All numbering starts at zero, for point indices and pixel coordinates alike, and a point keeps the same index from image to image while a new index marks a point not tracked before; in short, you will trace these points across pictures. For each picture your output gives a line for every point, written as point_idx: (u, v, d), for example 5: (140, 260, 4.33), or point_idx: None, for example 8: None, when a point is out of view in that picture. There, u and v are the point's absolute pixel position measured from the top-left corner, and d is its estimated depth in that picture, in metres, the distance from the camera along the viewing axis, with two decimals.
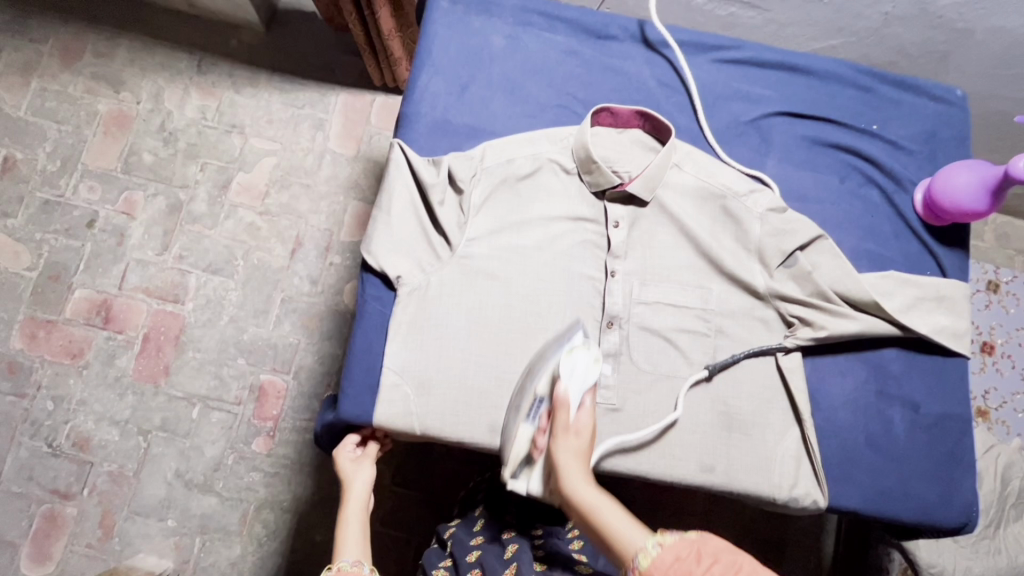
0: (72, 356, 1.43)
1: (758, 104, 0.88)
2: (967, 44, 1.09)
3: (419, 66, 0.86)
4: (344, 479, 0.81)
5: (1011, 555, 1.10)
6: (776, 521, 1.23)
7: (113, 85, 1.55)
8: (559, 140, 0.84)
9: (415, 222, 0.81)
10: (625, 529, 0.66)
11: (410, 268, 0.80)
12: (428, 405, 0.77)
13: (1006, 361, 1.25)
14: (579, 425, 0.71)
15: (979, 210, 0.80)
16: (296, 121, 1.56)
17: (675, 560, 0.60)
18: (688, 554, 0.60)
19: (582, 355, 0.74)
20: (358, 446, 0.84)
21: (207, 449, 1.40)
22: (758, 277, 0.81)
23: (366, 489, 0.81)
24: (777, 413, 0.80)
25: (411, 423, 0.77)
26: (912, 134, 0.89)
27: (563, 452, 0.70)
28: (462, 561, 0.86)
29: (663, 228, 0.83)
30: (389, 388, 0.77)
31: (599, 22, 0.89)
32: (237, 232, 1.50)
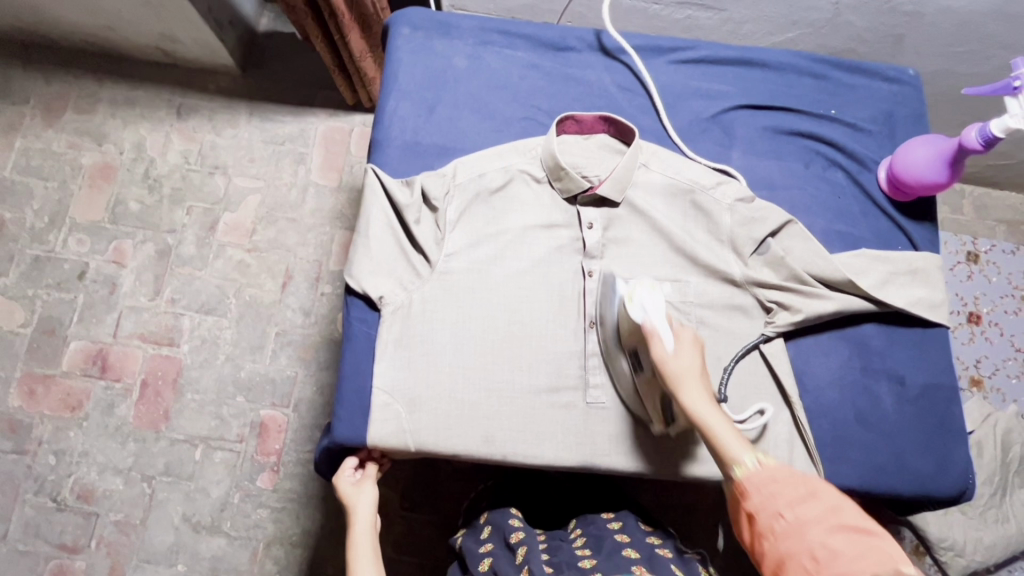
0: (72, 409, 1.43)
1: (718, 100, 0.91)
2: (919, 25, 1.13)
3: (386, 91, 0.89)
4: (348, 503, 0.80)
5: (1019, 520, 1.11)
6: None
7: (96, 138, 1.58)
8: (527, 152, 0.86)
9: (393, 241, 0.82)
10: (730, 436, 0.64)
11: (393, 288, 0.81)
12: (422, 421, 0.78)
13: (995, 329, 1.26)
14: (677, 356, 0.68)
15: (940, 181, 0.81)
16: (278, 158, 1.59)
17: (769, 480, 0.60)
18: (789, 483, 0.60)
19: (640, 292, 0.71)
20: (358, 469, 0.83)
21: (213, 490, 1.39)
22: (735, 266, 0.83)
23: (371, 511, 0.80)
24: (767, 400, 0.81)
25: (408, 439, 0.77)
26: (871, 116, 0.91)
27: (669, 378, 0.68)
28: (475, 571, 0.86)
29: (637, 227, 0.85)
30: (381, 407, 0.78)
31: (556, 35, 0.92)
32: (228, 271, 1.51)
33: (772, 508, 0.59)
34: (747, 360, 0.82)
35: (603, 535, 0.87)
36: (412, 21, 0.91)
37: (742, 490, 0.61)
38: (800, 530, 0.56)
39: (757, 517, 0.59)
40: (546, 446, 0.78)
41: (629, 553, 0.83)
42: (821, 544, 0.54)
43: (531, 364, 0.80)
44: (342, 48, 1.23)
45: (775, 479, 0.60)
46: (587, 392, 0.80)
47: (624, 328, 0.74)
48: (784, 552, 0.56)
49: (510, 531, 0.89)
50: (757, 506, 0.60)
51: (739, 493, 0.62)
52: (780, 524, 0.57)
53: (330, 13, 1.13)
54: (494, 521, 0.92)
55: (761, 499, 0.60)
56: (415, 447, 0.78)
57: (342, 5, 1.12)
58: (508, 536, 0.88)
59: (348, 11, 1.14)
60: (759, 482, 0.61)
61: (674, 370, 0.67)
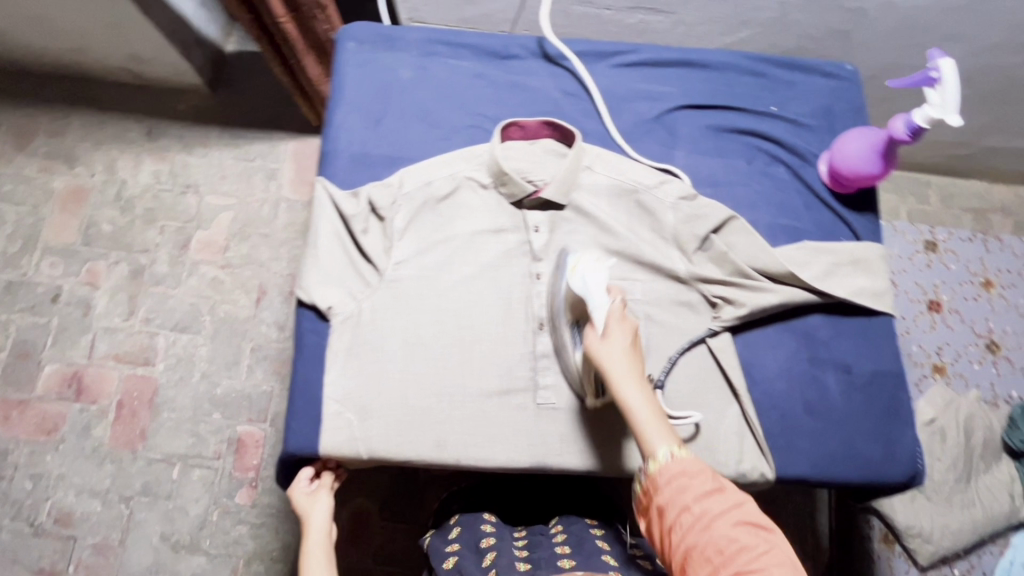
0: (47, 432, 1.43)
1: (660, 101, 0.92)
2: (863, 23, 1.13)
3: (333, 105, 0.90)
4: (303, 513, 0.81)
5: (985, 505, 1.13)
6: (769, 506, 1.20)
7: (67, 161, 1.59)
8: (473, 159, 0.87)
9: (342, 252, 0.83)
10: (651, 427, 0.69)
11: (341, 298, 0.82)
12: (373, 428, 0.79)
13: (955, 316, 1.28)
14: (612, 341, 0.73)
15: (875, 172, 0.83)
16: (249, 175, 1.60)
17: (679, 472, 0.66)
18: (697, 475, 0.65)
19: (586, 276, 0.75)
20: (314, 480, 0.84)
21: (191, 508, 1.39)
22: (681, 263, 0.85)
23: (326, 521, 0.81)
24: (715, 394, 0.82)
25: (359, 446, 0.78)
26: (810, 111, 0.93)
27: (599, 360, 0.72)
28: (439, 569, 0.85)
29: (583, 229, 0.86)
30: (333, 417, 0.79)
31: (499, 44, 0.94)
32: (202, 289, 1.52)
33: (682, 501, 0.64)
34: (694, 355, 0.83)
35: (584, 536, 0.88)
36: (358, 36, 0.93)
37: (654, 482, 0.66)
38: (707, 523, 0.62)
39: (668, 510, 0.65)
40: (498, 448, 0.79)
41: (607, 558, 0.83)
42: (727, 538, 0.61)
43: (480, 367, 0.81)
44: (300, 73, 1.25)
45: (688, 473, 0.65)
46: (535, 394, 0.81)
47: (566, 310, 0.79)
48: (693, 546, 0.62)
49: (481, 536, 0.89)
50: (670, 498, 0.65)
51: (652, 484, 0.67)
52: (688, 515, 0.63)
53: (282, 38, 1.14)
54: (464, 522, 0.92)
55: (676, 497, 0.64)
56: (368, 454, 0.79)
57: (293, 30, 1.13)
58: (479, 541, 0.88)
59: (300, 36, 1.16)
60: (672, 473, 0.66)
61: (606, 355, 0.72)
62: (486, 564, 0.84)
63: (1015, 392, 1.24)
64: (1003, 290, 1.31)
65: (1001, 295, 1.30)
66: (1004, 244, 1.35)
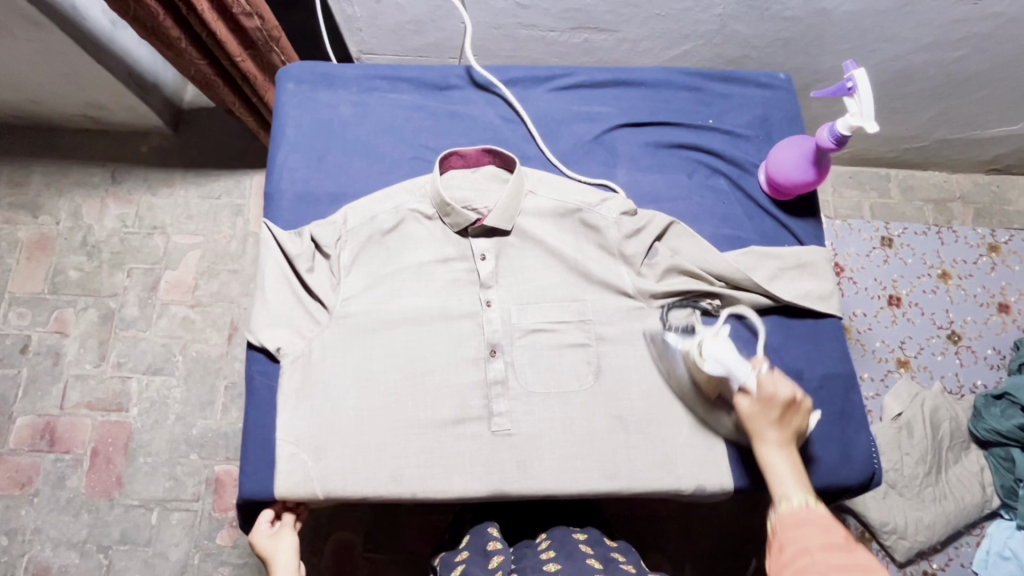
0: (22, 485, 1.41)
1: (599, 122, 0.94)
2: (803, 29, 1.12)
3: (276, 146, 0.91)
4: (268, 555, 0.79)
5: (956, 497, 1.13)
6: None
7: (31, 211, 1.58)
8: (417, 190, 0.88)
9: (290, 292, 0.84)
10: (784, 480, 0.70)
11: (290, 339, 0.82)
12: (326, 468, 0.78)
13: (915, 310, 1.30)
14: (760, 410, 0.72)
15: (809, 179, 0.85)
16: (215, 212, 1.59)
17: (806, 524, 0.66)
18: (822, 529, 0.65)
19: (716, 345, 0.75)
20: (274, 521, 0.82)
21: (171, 553, 1.37)
22: (628, 280, 0.85)
23: (292, 559, 0.79)
24: (669, 408, 0.82)
25: (314, 487, 0.78)
26: (747, 122, 0.95)
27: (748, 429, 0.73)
28: None
29: (531, 252, 0.87)
30: (287, 458, 0.79)
31: (437, 75, 0.95)
32: (172, 329, 1.51)
33: (796, 550, 0.65)
34: (647, 370, 0.83)
35: (568, 541, 0.85)
36: (296, 75, 0.94)
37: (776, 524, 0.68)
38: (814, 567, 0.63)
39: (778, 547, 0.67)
40: (453, 478, 0.79)
41: (593, 561, 0.81)
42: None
43: (433, 399, 0.81)
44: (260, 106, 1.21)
45: (813, 525, 0.66)
46: (490, 421, 0.81)
47: (700, 379, 0.78)
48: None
49: (489, 541, 0.88)
50: (784, 548, 0.66)
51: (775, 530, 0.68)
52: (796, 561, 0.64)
53: (241, 77, 1.12)
54: (474, 533, 0.91)
55: (789, 552, 0.65)
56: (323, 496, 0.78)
57: (252, 67, 1.11)
58: (487, 544, 0.88)
59: (260, 72, 1.14)
60: (796, 523, 0.67)
61: (756, 421, 0.72)
62: (494, 567, 0.83)
63: (979, 381, 1.25)
64: (961, 280, 1.33)
65: (958, 285, 1.32)
66: (959, 235, 1.37)
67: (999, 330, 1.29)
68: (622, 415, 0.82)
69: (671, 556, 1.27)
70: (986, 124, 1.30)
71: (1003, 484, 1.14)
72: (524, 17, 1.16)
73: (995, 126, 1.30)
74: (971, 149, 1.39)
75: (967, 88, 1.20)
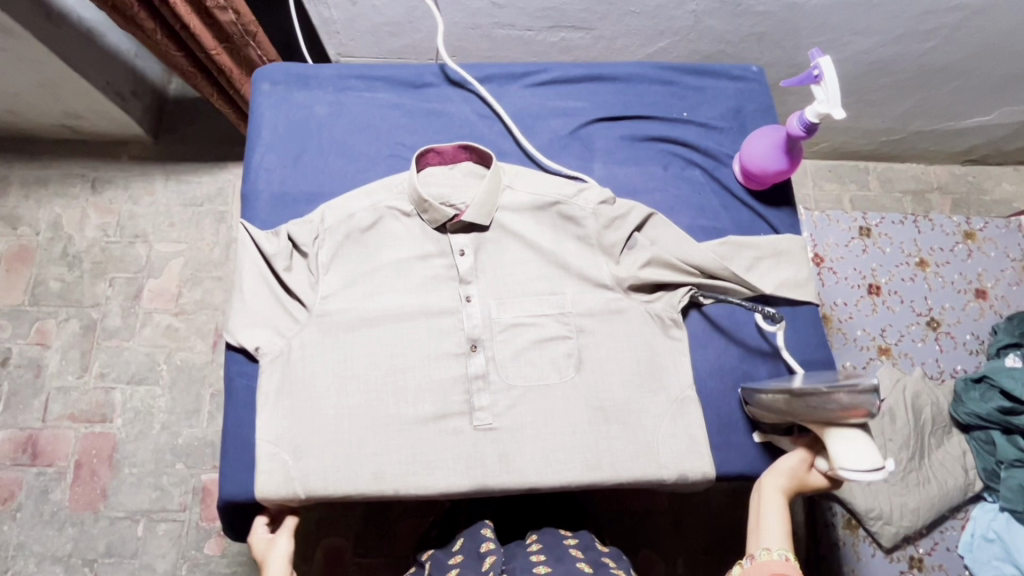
0: (4, 500, 1.39)
1: (575, 117, 0.95)
2: (774, 23, 1.13)
3: (251, 146, 0.91)
4: (262, 560, 0.78)
5: (940, 481, 1.15)
6: None
7: (10, 223, 1.56)
8: (394, 188, 0.88)
9: (268, 292, 0.84)
10: (773, 528, 0.73)
11: (270, 340, 0.82)
12: (307, 466, 0.78)
13: (894, 298, 1.32)
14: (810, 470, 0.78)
15: (781, 168, 0.87)
16: (197, 220, 1.58)
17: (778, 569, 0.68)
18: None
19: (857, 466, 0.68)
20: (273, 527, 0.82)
21: (158, 564, 1.35)
22: (606, 272, 0.86)
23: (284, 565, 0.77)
24: (649, 398, 0.82)
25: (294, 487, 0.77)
26: (720, 114, 0.96)
27: (784, 468, 0.78)
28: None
29: (509, 247, 0.87)
30: (267, 458, 0.78)
31: (413, 74, 0.96)
32: (157, 338, 1.49)
33: None
34: (627, 360, 0.83)
35: (558, 546, 0.85)
36: (271, 76, 0.94)
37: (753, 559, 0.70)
38: None
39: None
40: (434, 474, 0.79)
41: (583, 566, 0.80)
42: None
43: (414, 395, 0.81)
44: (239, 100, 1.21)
45: None
46: (471, 415, 0.81)
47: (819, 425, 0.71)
48: None
49: (482, 542, 0.86)
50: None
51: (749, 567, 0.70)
52: None
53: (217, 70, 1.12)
54: (467, 536, 0.89)
55: None
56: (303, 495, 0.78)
57: (228, 61, 1.11)
58: (479, 546, 0.85)
59: (237, 65, 1.14)
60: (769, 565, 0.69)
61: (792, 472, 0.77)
62: (484, 568, 0.80)
63: (959, 366, 1.27)
64: (938, 268, 1.34)
65: (936, 273, 1.34)
66: (935, 224, 1.37)
67: (978, 316, 1.31)
68: (603, 407, 0.82)
69: (662, 550, 1.28)
70: (958, 115, 1.32)
71: (985, 467, 1.15)
72: (501, 16, 1.16)
73: (967, 117, 1.33)
74: (945, 140, 1.41)
75: (938, 79, 1.22)
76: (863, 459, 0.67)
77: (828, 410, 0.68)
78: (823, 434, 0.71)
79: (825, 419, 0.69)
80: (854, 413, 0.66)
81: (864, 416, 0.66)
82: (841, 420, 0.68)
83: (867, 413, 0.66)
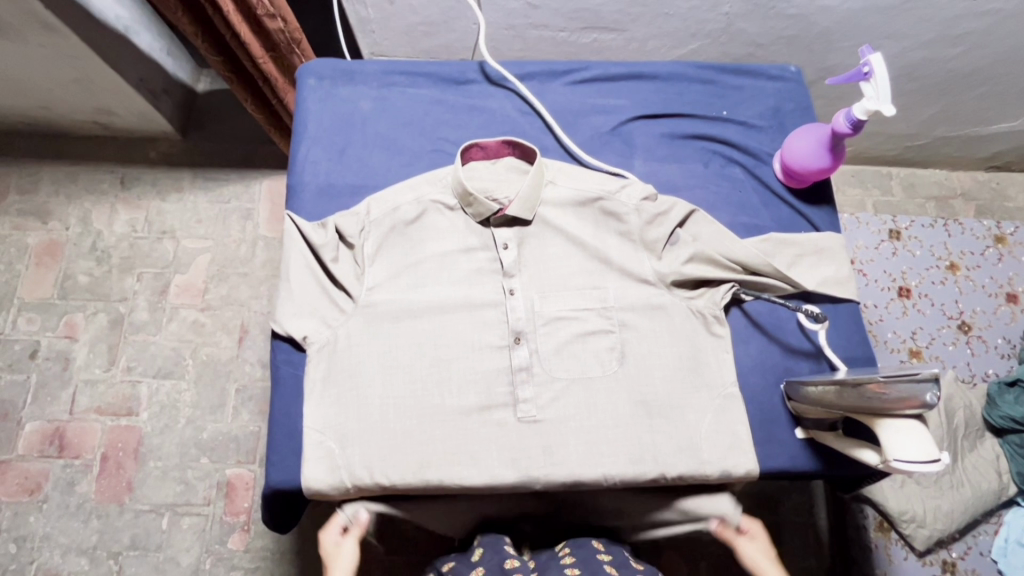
0: (30, 492, 1.36)
1: (616, 115, 0.96)
2: (806, 27, 1.14)
3: (297, 140, 0.92)
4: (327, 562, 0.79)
5: (974, 484, 1.14)
6: (766, 505, 1.21)
7: (40, 217, 1.55)
8: (439, 181, 0.89)
9: (314, 282, 0.85)
10: None
11: (319, 332, 0.83)
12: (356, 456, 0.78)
13: (925, 301, 1.33)
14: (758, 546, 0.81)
15: (824, 166, 0.87)
16: (224, 217, 1.56)
17: None
18: None
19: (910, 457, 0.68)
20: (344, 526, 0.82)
21: (182, 559, 1.32)
22: (648, 268, 0.86)
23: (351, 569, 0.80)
24: (691, 395, 0.83)
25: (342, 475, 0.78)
26: (759, 113, 0.97)
27: None
28: None
29: (552, 242, 0.88)
30: (314, 445, 0.79)
31: (455, 70, 0.97)
32: (183, 334, 1.47)
33: None
34: (669, 356, 0.83)
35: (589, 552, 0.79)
36: (317, 72, 0.96)
37: None
38: None
39: None
40: (480, 465, 0.79)
41: None
42: None
43: (459, 389, 0.81)
44: (280, 109, 1.22)
45: None
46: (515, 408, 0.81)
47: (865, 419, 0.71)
48: None
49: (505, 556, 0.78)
50: None
51: None
52: None
53: (262, 78, 1.12)
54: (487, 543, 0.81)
55: None
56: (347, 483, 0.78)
57: (274, 70, 1.12)
58: (503, 562, 0.77)
59: (281, 74, 1.15)
60: None
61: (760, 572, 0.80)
62: None
63: (991, 370, 1.28)
64: (969, 272, 1.37)
65: (967, 276, 1.36)
66: (966, 227, 1.41)
67: (1008, 320, 1.33)
68: (645, 401, 0.82)
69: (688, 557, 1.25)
70: (987, 120, 1.32)
71: (1018, 471, 1.15)
72: (535, 17, 1.17)
73: (995, 122, 1.32)
74: (971, 146, 1.41)
75: (968, 84, 1.22)
76: (915, 450, 0.68)
77: (879, 401, 0.68)
78: (872, 424, 0.71)
79: (876, 409, 0.69)
80: (907, 404, 0.67)
81: (917, 407, 0.66)
82: (891, 411, 0.68)
83: (922, 405, 0.66)
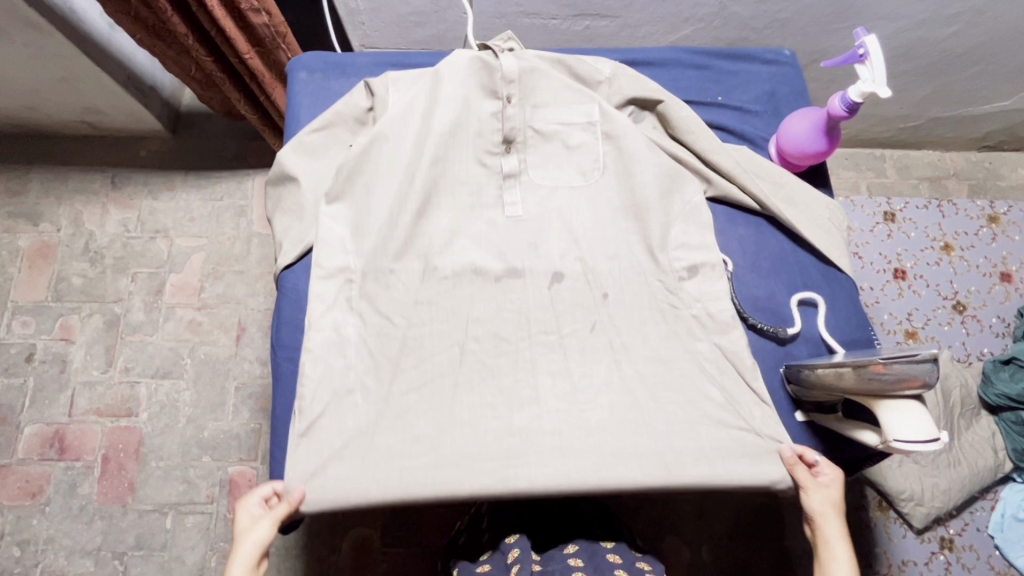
0: (32, 495, 1.33)
1: None
2: (800, 9, 1.12)
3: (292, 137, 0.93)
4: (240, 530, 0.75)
5: (970, 462, 1.16)
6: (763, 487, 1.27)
7: (32, 219, 1.52)
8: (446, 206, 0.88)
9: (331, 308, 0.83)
10: None
11: (317, 276, 0.84)
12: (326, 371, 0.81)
13: (920, 282, 1.35)
14: None
15: (820, 149, 0.89)
16: (218, 214, 1.53)
17: None
18: None
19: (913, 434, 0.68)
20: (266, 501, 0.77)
21: (187, 557, 1.30)
22: (654, 184, 0.87)
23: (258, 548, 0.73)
24: (614, 366, 0.82)
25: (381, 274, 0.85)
26: (754, 97, 0.98)
27: None
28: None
29: (553, 132, 0.90)
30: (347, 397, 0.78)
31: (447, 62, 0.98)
32: (180, 333, 1.44)
33: None
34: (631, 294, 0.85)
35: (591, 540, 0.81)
36: (308, 66, 0.98)
37: None
38: None
39: None
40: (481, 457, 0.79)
41: None
42: None
43: (455, 397, 0.79)
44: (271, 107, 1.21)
45: None
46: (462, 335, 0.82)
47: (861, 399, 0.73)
48: None
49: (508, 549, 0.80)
50: None
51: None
52: None
53: (249, 75, 1.11)
54: (494, 543, 0.83)
55: None
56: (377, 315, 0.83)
57: (260, 65, 1.10)
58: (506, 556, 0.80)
59: (266, 69, 1.13)
60: None
61: None
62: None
63: (985, 349, 1.31)
64: (963, 252, 1.39)
65: (961, 257, 1.38)
66: (959, 208, 1.43)
67: (1002, 299, 1.35)
68: (588, 312, 0.84)
69: (690, 540, 1.26)
70: (980, 100, 1.32)
71: (1015, 447, 1.17)
72: (526, 5, 1.15)
73: (989, 102, 1.32)
74: (963, 126, 1.40)
75: (962, 63, 1.20)
76: (917, 432, 0.68)
77: (882, 382, 0.68)
78: (873, 405, 0.72)
79: (878, 390, 0.69)
80: (909, 384, 0.67)
81: (918, 387, 0.67)
82: (894, 391, 0.69)
83: (921, 384, 0.67)
